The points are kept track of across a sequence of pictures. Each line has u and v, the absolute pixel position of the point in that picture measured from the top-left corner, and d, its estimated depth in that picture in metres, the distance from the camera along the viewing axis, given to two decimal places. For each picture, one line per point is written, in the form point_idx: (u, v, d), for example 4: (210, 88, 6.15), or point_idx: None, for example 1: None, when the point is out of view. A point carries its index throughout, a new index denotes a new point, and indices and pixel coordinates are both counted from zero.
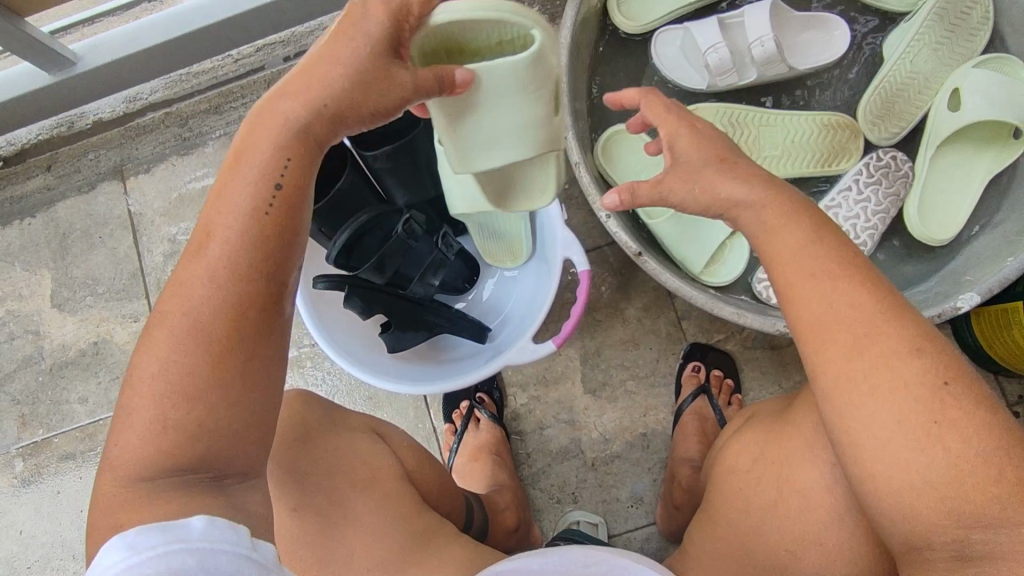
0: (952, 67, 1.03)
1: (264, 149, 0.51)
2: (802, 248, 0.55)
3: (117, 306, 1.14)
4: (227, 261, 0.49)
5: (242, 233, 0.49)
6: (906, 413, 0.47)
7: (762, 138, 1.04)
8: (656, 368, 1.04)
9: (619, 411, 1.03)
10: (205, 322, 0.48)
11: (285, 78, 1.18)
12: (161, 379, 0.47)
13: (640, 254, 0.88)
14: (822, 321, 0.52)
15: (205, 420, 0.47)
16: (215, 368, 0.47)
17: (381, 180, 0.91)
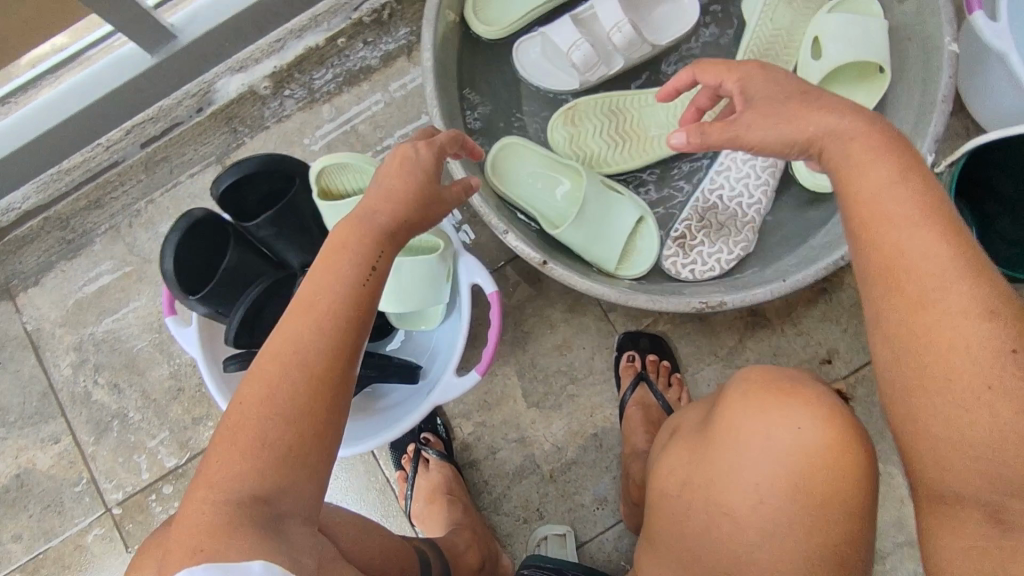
0: (807, 16, 1.07)
1: (354, 239, 0.60)
2: (877, 188, 0.52)
3: (34, 431, 1.08)
4: (316, 319, 0.55)
5: (329, 297, 0.56)
6: (974, 366, 0.46)
7: (640, 118, 1.05)
8: (594, 366, 1.04)
9: (566, 417, 1.03)
10: (301, 368, 0.53)
11: (163, 156, 1.13)
12: (260, 415, 0.51)
13: (545, 263, 0.87)
14: (914, 264, 0.49)
15: (287, 452, 0.51)
16: (304, 415, 0.52)
17: (270, 246, 0.88)
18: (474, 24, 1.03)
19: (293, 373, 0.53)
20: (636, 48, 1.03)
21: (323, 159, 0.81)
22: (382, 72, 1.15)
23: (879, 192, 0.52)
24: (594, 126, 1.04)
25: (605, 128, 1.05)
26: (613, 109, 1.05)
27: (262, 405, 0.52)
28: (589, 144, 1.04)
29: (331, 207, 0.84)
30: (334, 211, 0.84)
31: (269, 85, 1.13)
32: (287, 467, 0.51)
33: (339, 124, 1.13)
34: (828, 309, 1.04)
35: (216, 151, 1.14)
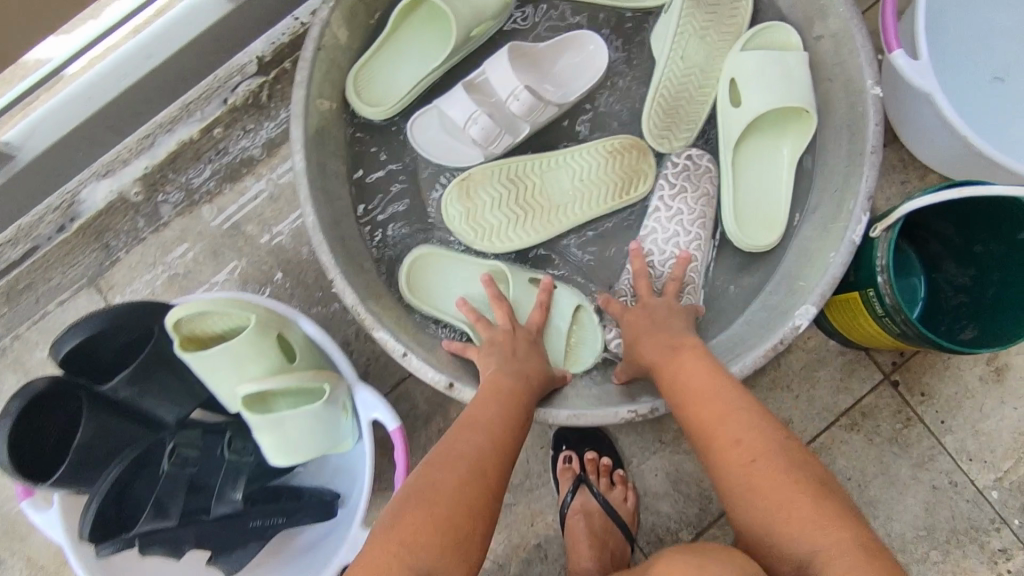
0: (724, 50, 0.95)
1: (491, 362, 0.79)
2: (699, 373, 0.73)
3: None
4: (490, 415, 0.70)
5: (495, 412, 0.71)
6: (773, 471, 0.63)
7: (542, 187, 0.93)
8: (530, 469, 0.97)
9: (505, 530, 0.96)
10: (468, 458, 0.65)
11: (27, 283, 1.00)
12: (436, 478, 0.63)
13: (451, 385, 0.77)
14: (709, 409, 0.70)
15: (469, 512, 0.60)
16: (484, 483, 0.63)
17: (136, 404, 0.77)
18: (355, 103, 0.91)
19: (466, 465, 0.64)
20: (540, 111, 0.91)
21: (180, 308, 0.71)
22: (267, 163, 1.01)
23: (687, 372, 0.74)
24: (490, 198, 0.92)
25: (502, 199, 0.92)
26: (511, 179, 0.93)
27: (452, 482, 0.62)
28: (483, 217, 0.92)
29: (199, 361, 0.73)
30: (205, 363, 0.74)
31: (140, 190, 1.01)
32: (462, 530, 0.59)
33: (221, 226, 1.00)
34: (774, 377, 0.98)
35: (88, 272, 1.01)
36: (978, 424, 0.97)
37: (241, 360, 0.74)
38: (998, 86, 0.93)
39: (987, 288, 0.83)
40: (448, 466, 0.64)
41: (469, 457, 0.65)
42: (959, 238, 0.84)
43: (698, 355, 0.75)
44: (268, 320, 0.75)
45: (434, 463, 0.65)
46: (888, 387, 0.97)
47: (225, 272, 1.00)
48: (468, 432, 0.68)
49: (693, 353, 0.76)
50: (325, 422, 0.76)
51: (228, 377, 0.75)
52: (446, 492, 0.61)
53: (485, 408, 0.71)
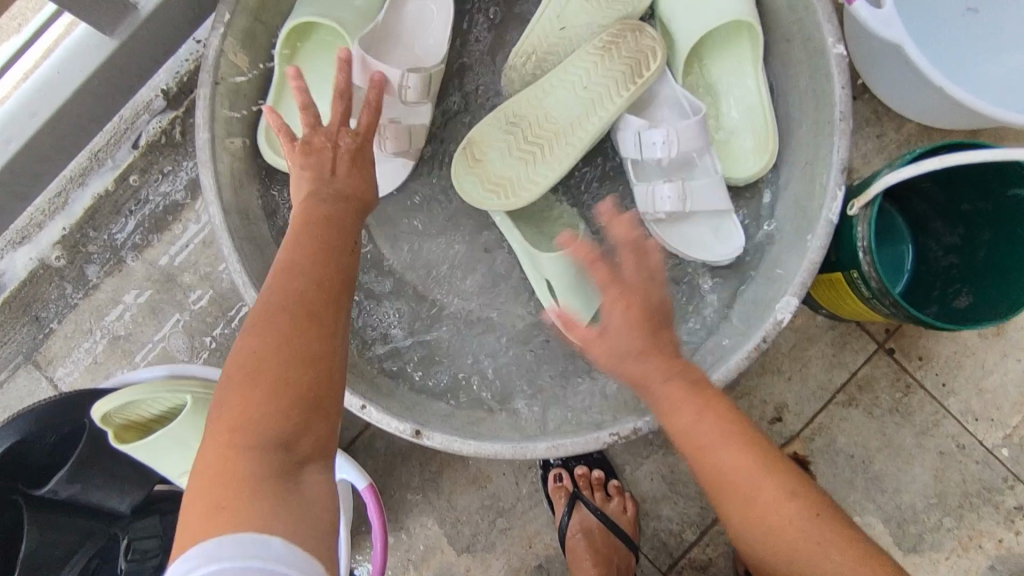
0: (611, 18, 0.83)
1: (320, 188, 0.58)
2: (664, 381, 0.63)
3: None
4: (302, 252, 0.53)
5: (304, 245, 0.54)
6: (787, 520, 0.56)
7: (540, 120, 0.81)
8: (520, 491, 0.91)
9: (503, 556, 0.90)
10: (276, 308, 0.50)
11: None
12: (253, 331, 0.49)
13: (419, 433, 0.70)
14: (689, 434, 0.61)
15: (263, 359, 0.48)
16: (307, 378, 0.48)
17: (84, 500, 0.70)
18: (274, 162, 0.82)
19: (298, 286, 0.51)
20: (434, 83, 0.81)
21: (111, 400, 0.64)
22: (193, 205, 0.95)
23: (664, 385, 0.63)
24: (500, 151, 0.82)
25: (510, 151, 0.81)
26: (514, 124, 0.82)
27: (277, 336, 0.48)
28: (498, 177, 0.81)
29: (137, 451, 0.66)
30: (146, 452, 0.67)
31: (62, 253, 0.94)
32: (301, 413, 0.48)
33: (154, 280, 0.95)
34: (766, 365, 0.92)
35: (24, 346, 0.95)
36: (980, 382, 0.92)
37: (185, 443, 0.68)
38: (971, 19, 0.86)
39: (978, 249, 0.78)
40: (261, 349, 0.48)
41: (296, 272, 0.52)
42: (942, 193, 0.80)
43: (669, 377, 0.62)
44: (210, 394, 0.69)
45: (258, 331, 0.49)
46: (884, 356, 0.92)
47: (169, 327, 0.94)
48: (284, 273, 0.52)
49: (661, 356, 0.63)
50: None
51: (176, 460, 0.68)
52: (286, 378, 0.47)
53: (338, 218, 0.57)
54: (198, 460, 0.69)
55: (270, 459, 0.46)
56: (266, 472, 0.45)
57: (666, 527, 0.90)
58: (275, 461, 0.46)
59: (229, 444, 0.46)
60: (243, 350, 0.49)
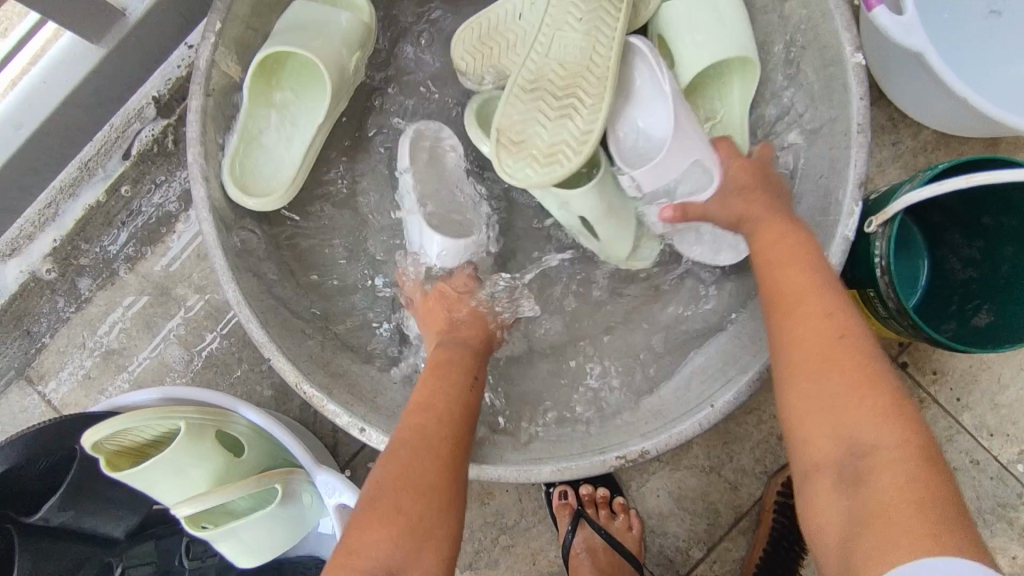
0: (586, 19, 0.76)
1: (449, 357, 0.69)
2: (793, 271, 0.61)
3: None
4: (438, 400, 0.63)
5: (444, 390, 0.64)
6: (824, 335, 0.55)
7: (554, 67, 0.74)
8: (524, 508, 0.89)
9: (506, 573, 0.88)
10: (419, 444, 0.58)
11: None
12: (392, 466, 0.56)
13: None
14: (794, 332, 0.57)
15: (403, 482, 0.55)
16: (427, 501, 0.54)
17: (76, 528, 0.68)
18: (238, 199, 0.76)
19: (447, 409, 0.62)
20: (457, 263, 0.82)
21: (101, 431, 0.62)
22: (187, 216, 0.93)
23: (783, 275, 0.61)
24: (538, 118, 0.73)
25: (547, 117, 0.73)
26: (534, 82, 0.74)
27: (418, 463, 0.56)
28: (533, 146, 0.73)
29: (132, 480, 0.64)
30: (140, 481, 0.65)
31: (53, 266, 0.92)
32: (411, 541, 0.52)
33: (148, 294, 0.92)
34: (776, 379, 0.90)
35: (16, 361, 0.93)
36: (996, 396, 0.89)
37: (181, 471, 0.66)
38: (992, 23, 0.83)
39: (999, 264, 0.76)
40: (422, 443, 0.58)
41: (434, 395, 0.63)
42: (962, 207, 0.78)
43: (810, 269, 0.60)
44: (202, 420, 0.67)
45: (417, 439, 0.59)
46: (896, 370, 0.90)
47: (163, 342, 0.92)
48: (430, 390, 0.64)
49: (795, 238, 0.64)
50: (285, 522, 0.68)
51: (171, 488, 0.67)
52: (439, 471, 0.56)
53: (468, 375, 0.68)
54: (196, 488, 0.67)
55: (434, 529, 0.54)
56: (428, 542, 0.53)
57: (672, 544, 0.88)
58: None
59: (371, 510, 0.54)
60: (395, 469, 0.56)
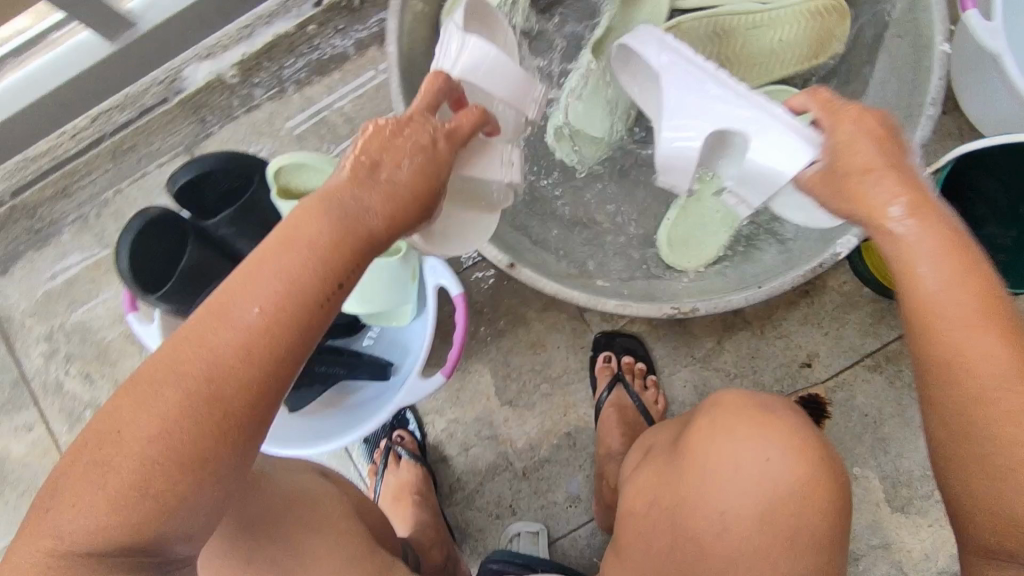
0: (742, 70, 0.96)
1: (313, 224, 0.49)
2: (922, 260, 0.51)
3: (7, 418, 1.08)
4: (260, 282, 0.47)
5: (286, 256, 0.48)
6: (973, 342, 0.48)
7: (739, 43, 0.94)
8: (568, 365, 1.02)
9: (539, 416, 1.02)
10: (213, 329, 0.46)
11: (130, 145, 1.10)
12: (182, 361, 0.45)
13: (512, 265, 0.83)
14: (946, 330, 0.49)
15: (199, 393, 0.44)
16: (203, 410, 0.44)
17: (231, 244, 0.85)
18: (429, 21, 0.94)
19: (293, 320, 0.47)
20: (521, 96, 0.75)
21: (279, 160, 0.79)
22: (356, 62, 1.11)
23: (933, 266, 0.50)
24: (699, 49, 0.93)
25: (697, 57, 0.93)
26: (719, 33, 0.92)
27: (206, 362, 0.45)
28: None
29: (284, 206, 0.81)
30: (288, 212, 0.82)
31: (237, 73, 1.09)
32: (178, 472, 0.44)
33: (307, 116, 1.10)
34: (808, 315, 1.03)
35: (186, 141, 1.12)
36: None
37: None
38: None
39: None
40: (210, 377, 0.45)
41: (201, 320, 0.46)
42: (1005, 198, 0.91)
43: (968, 264, 0.50)
44: None
45: (209, 328, 0.46)
46: None
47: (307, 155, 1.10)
48: (225, 317, 0.46)
49: (945, 232, 0.51)
50: (396, 282, 0.84)
51: None
52: (190, 439, 0.44)
53: (312, 229, 0.49)
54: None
55: (224, 479, 0.46)
56: (221, 492, 0.46)
57: None
58: (139, 518, 0.44)
59: (85, 488, 0.43)
60: (184, 363, 0.45)
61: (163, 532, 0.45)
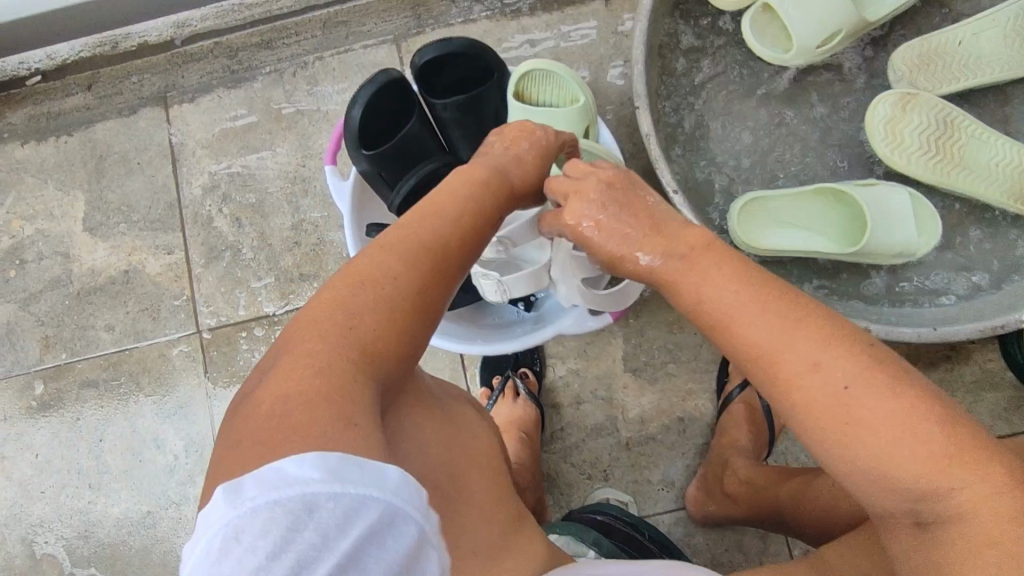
0: (928, 172, 0.91)
1: (441, 196, 0.61)
2: (702, 290, 0.58)
3: (151, 236, 1.10)
4: (420, 227, 0.57)
5: (440, 213, 0.59)
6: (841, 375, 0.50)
7: (942, 138, 0.90)
8: (701, 353, 0.98)
9: (658, 393, 0.98)
10: (387, 255, 0.54)
11: (343, 19, 1.13)
12: (361, 274, 0.52)
13: None
14: (753, 350, 0.54)
15: (383, 293, 0.51)
16: (385, 301, 0.51)
17: (447, 132, 0.86)
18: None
19: (445, 253, 0.56)
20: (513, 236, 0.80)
21: (526, 63, 0.84)
22: (579, 7, 1.10)
23: (712, 294, 0.57)
24: (921, 119, 0.90)
25: (903, 123, 0.90)
26: (926, 120, 0.90)
27: (379, 271, 0.52)
28: (886, 117, 0.90)
29: (515, 106, 0.83)
30: (515, 111, 0.84)
31: None
32: (366, 346, 0.48)
33: (517, 42, 1.10)
34: (945, 378, 0.95)
35: (395, 32, 1.13)
36: None
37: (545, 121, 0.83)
38: None
39: None
40: (391, 281, 0.52)
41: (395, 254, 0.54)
42: None
43: (795, 315, 0.53)
44: (590, 109, 0.83)
45: (377, 254, 0.54)
46: None
47: None
48: (391, 248, 0.55)
49: (713, 256, 0.59)
50: None
51: None
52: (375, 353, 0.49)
53: (444, 200, 0.61)
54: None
55: (397, 360, 0.50)
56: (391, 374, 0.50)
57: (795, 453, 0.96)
58: (340, 383, 0.45)
59: (293, 356, 0.46)
60: (356, 273, 0.52)
61: (353, 387, 0.46)
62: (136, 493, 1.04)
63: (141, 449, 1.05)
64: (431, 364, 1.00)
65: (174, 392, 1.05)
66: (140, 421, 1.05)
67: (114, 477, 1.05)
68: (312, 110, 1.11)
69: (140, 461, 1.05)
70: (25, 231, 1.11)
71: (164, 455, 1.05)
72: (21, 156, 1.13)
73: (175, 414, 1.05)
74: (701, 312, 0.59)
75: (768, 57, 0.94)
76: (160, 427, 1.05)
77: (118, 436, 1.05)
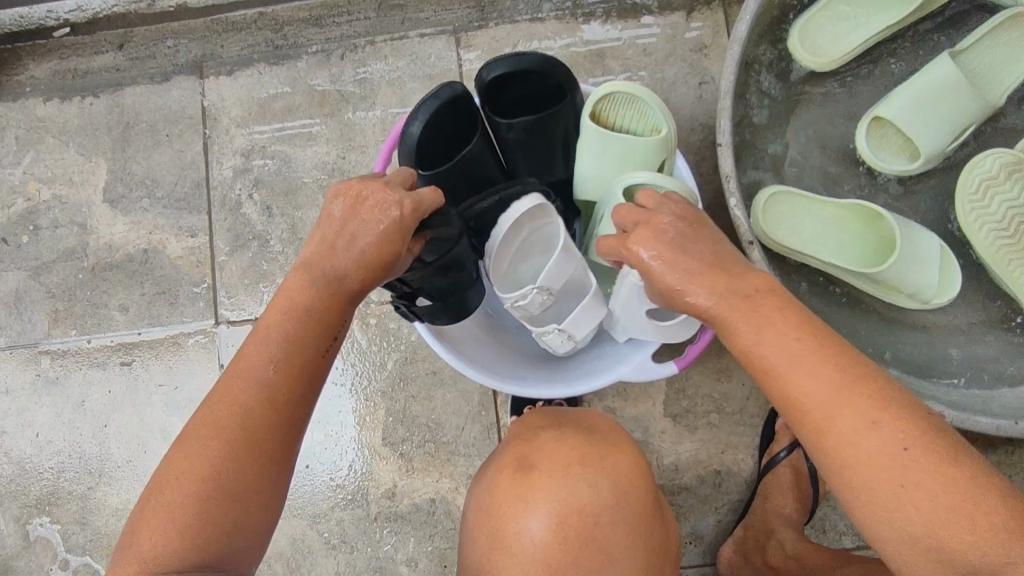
0: (995, 246, 0.84)
1: (293, 304, 0.58)
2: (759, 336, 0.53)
3: (175, 216, 1.03)
4: (262, 354, 0.56)
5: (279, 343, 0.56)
6: (882, 438, 0.48)
7: None
8: (746, 406, 0.93)
9: (697, 442, 0.93)
10: (229, 403, 0.54)
11: (400, 3, 1.04)
12: (217, 414, 0.53)
13: None
14: (804, 404, 0.51)
15: (229, 443, 0.53)
16: (229, 446, 0.53)
17: (508, 152, 0.81)
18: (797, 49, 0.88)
19: (288, 372, 0.56)
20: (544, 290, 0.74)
21: (612, 84, 0.76)
22: (655, 18, 1.02)
23: (761, 340, 0.53)
24: (1019, 193, 0.83)
25: (1006, 185, 0.83)
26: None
27: (217, 420, 0.53)
28: (992, 171, 0.83)
29: (591, 126, 0.77)
30: (592, 134, 0.77)
31: None
32: (221, 497, 0.52)
33: (585, 48, 1.02)
34: (1003, 461, 0.90)
35: (455, 23, 1.05)
36: None
37: (622, 149, 0.76)
38: None
39: None
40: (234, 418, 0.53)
41: (238, 404, 0.54)
42: None
43: (830, 360, 0.51)
44: (670, 141, 0.77)
45: (221, 399, 0.54)
46: None
47: None
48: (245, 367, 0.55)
49: (772, 306, 0.54)
50: None
51: (602, 157, 0.77)
52: (215, 521, 0.52)
53: (293, 307, 0.58)
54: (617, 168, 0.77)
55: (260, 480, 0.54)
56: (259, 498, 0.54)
57: (834, 521, 0.91)
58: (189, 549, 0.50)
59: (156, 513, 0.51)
60: (215, 407, 0.54)
61: (217, 533, 0.52)
62: (137, 484, 0.99)
63: (146, 440, 1.00)
64: (461, 385, 0.94)
65: (185, 383, 1.00)
66: (147, 410, 1.00)
67: (116, 465, 1.00)
68: (357, 98, 1.04)
69: (144, 451, 1.00)
70: (42, 195, 1.05)
71: (169, 448, 1.00)
72: (43, 114, 1.06)
73: (185, 406, 1.00)
74: (742, 352, 0.54)
75: (897, 169, 0.87)
76: (167, 419, 1.00)
77: (123, 423, 1.00)
